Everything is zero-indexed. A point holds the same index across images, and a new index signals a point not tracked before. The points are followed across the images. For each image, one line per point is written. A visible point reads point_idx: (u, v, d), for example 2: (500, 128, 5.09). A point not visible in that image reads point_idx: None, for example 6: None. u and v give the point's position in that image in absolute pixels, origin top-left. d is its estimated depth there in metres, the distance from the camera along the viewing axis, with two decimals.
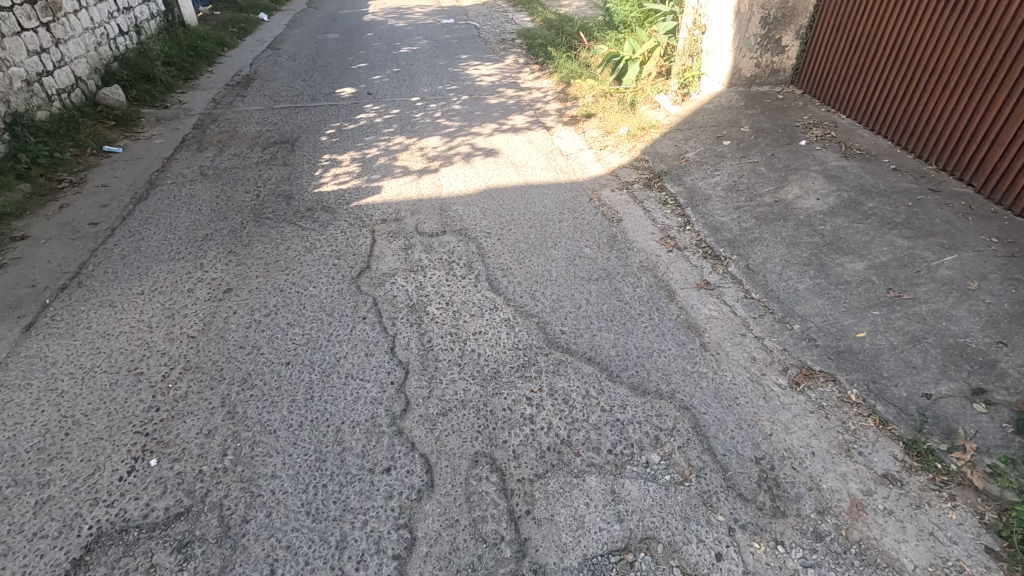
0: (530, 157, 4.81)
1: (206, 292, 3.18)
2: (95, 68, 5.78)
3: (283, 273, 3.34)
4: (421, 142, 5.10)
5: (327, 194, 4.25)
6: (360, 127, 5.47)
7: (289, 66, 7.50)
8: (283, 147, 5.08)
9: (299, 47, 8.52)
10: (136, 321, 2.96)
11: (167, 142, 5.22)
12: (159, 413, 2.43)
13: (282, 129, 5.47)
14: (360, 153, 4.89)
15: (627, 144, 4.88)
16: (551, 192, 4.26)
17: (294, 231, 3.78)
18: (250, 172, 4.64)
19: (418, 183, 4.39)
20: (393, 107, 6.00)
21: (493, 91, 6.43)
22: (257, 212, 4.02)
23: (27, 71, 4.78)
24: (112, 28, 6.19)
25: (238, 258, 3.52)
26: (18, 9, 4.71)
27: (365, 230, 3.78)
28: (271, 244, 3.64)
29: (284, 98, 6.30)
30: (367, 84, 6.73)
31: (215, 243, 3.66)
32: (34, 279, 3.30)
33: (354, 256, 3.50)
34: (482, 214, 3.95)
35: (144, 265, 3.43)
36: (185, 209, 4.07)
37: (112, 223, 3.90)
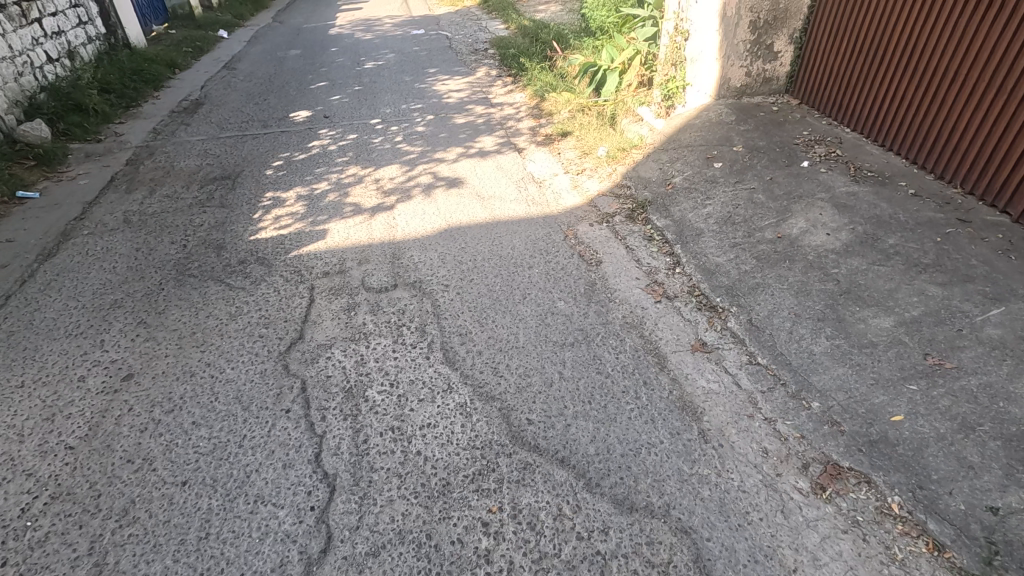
0: (498, 186, 4.28)
1: (100, 382, 2.63)
2: (16, 101, 5.20)
3: (198, 351, 2.79)
4: (377, 173, 4.57)
5: (264, 241, 3.71)
6: (311, 157, 4.93)
7: (243, 87, 6.94)
8: (223, 184, 4.53)
9: (257, 64, 7.97)
10: (7, 428, 2.41)
11: (93, 183, 4.65)
12: (4, 568, 1.87)
13: (224, 162, 4.91)
14: (308, 189, 4.35)
15: (607, 167, 4.37)
16: (520, 229, 3.73)
17: (219, 293, 3.22)
18: (180, 216, 4.08)
19: (369, 224, 3.85)
20: (351, 131, 5.47)
21: (461, 109, 5.90)
22: (180, 268, 3.47)
23: None
24: (38, 55, 5.63)
25: (148, 329, 2.96)
26: None
27: (303, 287, 3.24)
28: (190, 310, 3.09)
29: (232, 125, 5.74)
30: (326, 105, 6.19)
31: (124, 311, 3.11)
32: None
33: (285, 323, 2.96)
34: (441, 260, 3.42)
35: (32, 346, 2.87)
36: (96, 268, 3.51)
37: (7, 290, 3.34)
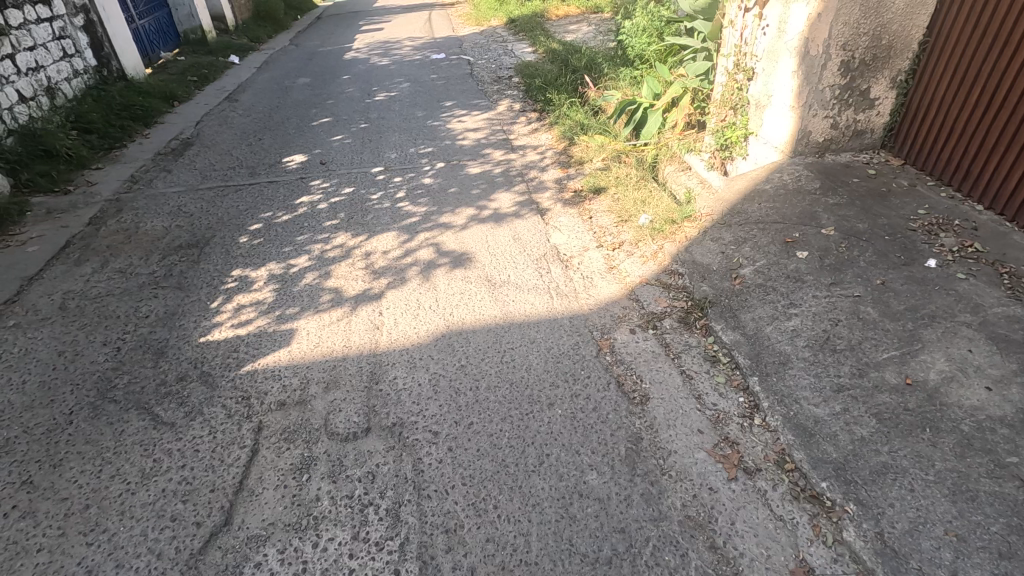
0: (514, 267, 3.44)
1: None
2: None
3: (82, 544, 2.02)
4: (370, 243, 3.79)
5: (215, 346, 2.94)
6: (296, 218, 4.18)
7: (240, 123, 6.30)
8: (187, 255, 3.80)
9: (261, 96, 7.34)
10: None
11: (42, 249, 3.98)
12: None
13: (196, 223, 4.20)
14: (284, 266, 3.59)
15: (651, 243, 3.49)
16: (539, 334, 2.87)
17: (137, 433, 2.45)
18: (125, 301, 3.35)
19: (348, 323, 3.05)
20: (347, 182, 4.71)
21: (477, 154, 5.10)
22: (102, 386, 2.73)
23: None
24: (6, 96, 5.10)
25: (31, 497, 2.21)
26: None
27: (248, 427, 2.45)
28: (93, 464, 2.32)
29: (216, 172, 5.06)
30: (325, 147, 5.48)
31: (11, 460, 2.37)
32: None
33: (210, 496, 2.16)
34: (431, 386, 2.59)
35: None
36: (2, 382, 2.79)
37: None
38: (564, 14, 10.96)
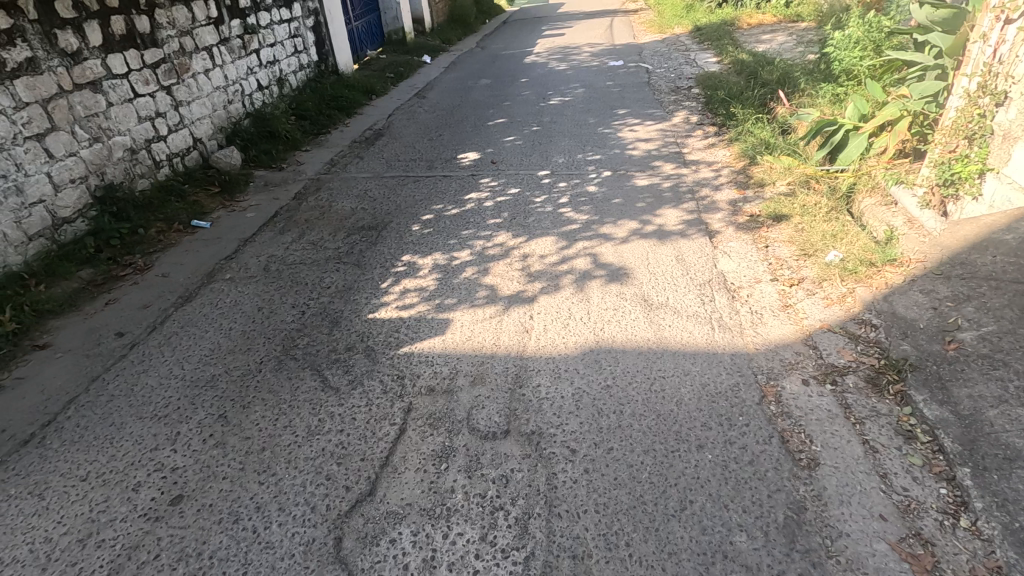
0: (673, 289, 3.24)
1: (148, 500, 2.27)
2: (221, 128, 5.59)
3: (256, 480, 2.30)
4: (529, 246, 3.84)
5: (380, 324, 3.18)
6: (464, 212, 4.39)
7: (425, 119, 6.81)
8: (367, 236, 4.19)
9: (445, 94, 7.87)
10: (43, 541, 2.15)
11: (257, 216, 4.65)
12: None
13: (377, 208, 4.62)
14: (447, 258, 3.79)
15: (839, 285, 3.06)
16: (694, 366, 2.67)
17: (309, 392, 2.74)
18: (314, 271, 3.78)
19: (500, 322, 3.11)
20: (513, 183, 4.83)
21: (645, 166, 4.93)
22: (287, 343, 3.10)
23: (134, 139, 4.57)
24: (249, 84, 6.06)
25: (223, 429, 2.57)
26: (133, 74, 4.54)
27: (399, 406, 2.61)
28: (273, 411, 2.64)
29: (400, 163, 5.52)
30: (497, 146, 5.70)
31: (213, 394, 2.79)
32: (5, 422, 2.73)
33: (359, 464, 2.33)
34: (573, 401, 2.54)
35: (118, 423, 2.68)
36: (215, 327, 3.31)
37: (137, 336, 3.30)
38: (758, 23, 10.21)
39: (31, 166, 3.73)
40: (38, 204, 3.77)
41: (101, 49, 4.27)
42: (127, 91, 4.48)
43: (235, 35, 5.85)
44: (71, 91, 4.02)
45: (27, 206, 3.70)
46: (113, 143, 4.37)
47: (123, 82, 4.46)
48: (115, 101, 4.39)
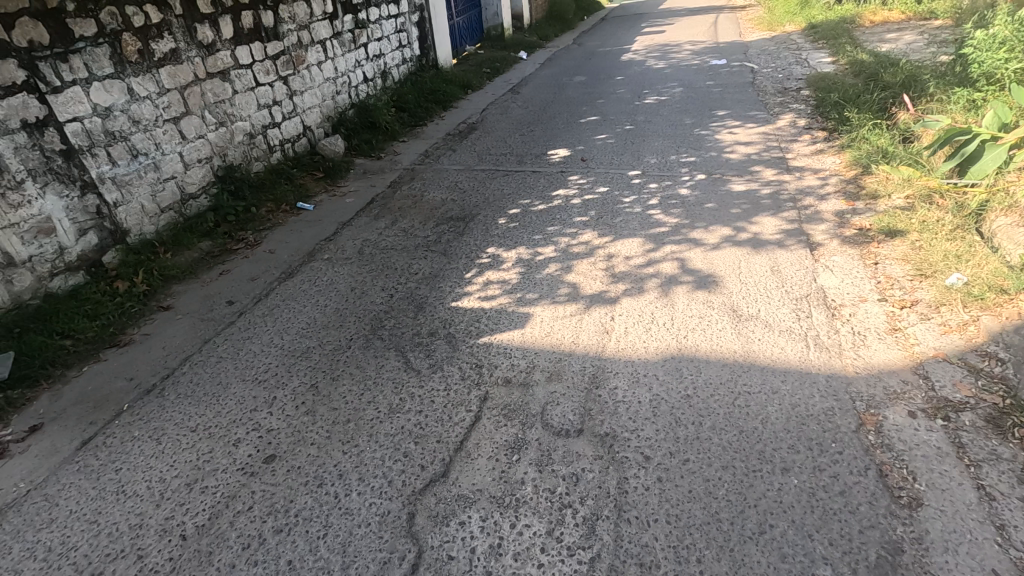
0: (766, 302, 3.07)
1: (246, 455, 2.48)
2: (328, 117, 5.95)
3: (340, 450, 2.45)
4: (614, 246, 3.78)
5: (463, 313, 3.27)
6: (550, 209, 4.39)
7: (517, 114, 6.88)
8: (455, 227, 4.30)
9: (539, 90, 7.90)
10: (158, 481, 2.41)
11: (355, 202, 4.92)
12: None
13: (466, 200, 4.73)
14: (532, 253, 3.82)
15: (960, 311, 2.77)
16: (785, 384, 2.52)
17: (393, 371, 2.87)
18: (404, 257, 3.95)
19: (580, 321, 3.10)
20: (603, 182, 4.78)
21: (744, 170, 4.70)
22: (375, 323, 3.26)
23: (254, 124, 4.97)
24: (356, 76, 6.40)
25: (313, 398, 2.76)
26: (256, 65, 4.94)
27: (476, 393, 2.67)
28: (359, 387, 2.79)
29: (491, 156, 5.61)
30: (588, 144, 5.65)
31: (307, 365, 2.99)
32: (133, 372, 3.09)
33: (435, 445, 2.42)
34: (651, 407, 2.48)
35: (224, 383, 2.94)
36: (312, 303, 3.55)
37: (245, 305, 3.61)
38: (882, 21, 9.39)
39: (167, 146, 4.16)
40: (170, 180, 4.21)
41: (231, 41, 4.67)
42: (250, 80, 4.88)
43: (347, 29, 6.20)
44: (204, 79, 4.44)
45: (162, 181, 4.14)
46: (236, 128, 4.78)
47: (248, 72, 4.86)
48: (239, 89, 4.79)
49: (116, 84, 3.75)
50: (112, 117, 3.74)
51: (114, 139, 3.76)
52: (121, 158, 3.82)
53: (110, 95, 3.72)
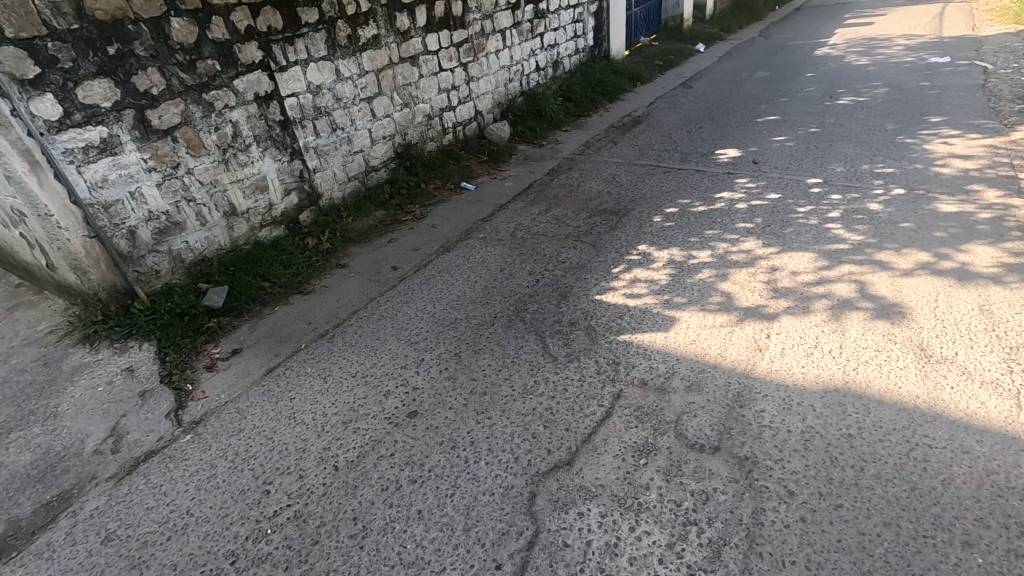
0: (967, 345, 2.60)
1: (393, 407, 2.73)
2: (498, 103, 6.21)
3: (474, 419, 2.59)
4: (779, 259, 3.46)
5: (605, 307, 3.24)
6: (711, 212, 4.14)
7: (687, 109, 6.56)
8: (608, 220, 4.26)
9: (714, 85, 7.45)
10: (321, 414, 2.76)
11: (513, 186, 5.10)
12: (228, 567, 2.07)
13: (622, 194, 4.65)
14: (685, 255, 3.65)
15: None
16: (980, 446, 2.12)
17: (531, 354, 2.95)
18: (554, 244, 4.01)
19: (730, 333, 2.90)
20: (775, 187, 4.38)
21: (958, 188, 4.00)
22: (519, 305, 3.37)
23: (432, 107, 5.36)
24: (529, 64, 6.58)
25: (456, 366, 2.94)
26: (441, 52, 5.30)
27: (610, 390, 2.64)
28: (497, 363, 2.91)
29: (653, 152, 5.44)
30: (763, 145, 5.21)
31: (454, 334, 3.20)
32: (312, 317, 3.55)
33: (563, 432, 2.44)
34: (802, 439, 2.25)
35: (382, 339, 3.26)
36: (464, 277, 3.77)
37: (406, 272, 3.94)
38: None
39: (360, 122, 4.66)
40: (359, 153, 4.72)
41: (424, 28, 5.06)
42: (435, 65, 5.25)
43: (527, 19, 6.37)
44: (397, 63, 4.87)
45: (352, 153, 4.66)
46: (417, 109, 5.20)
47: (433, 58, 5.24)
48: (425, 73, 5.19)
49: (327, 65, 4.27)
50: (321, 94, 4.28)
51: (320, 113, 4.31)
52: (323, 131, 4.36)
53: (322, 75, 4.25)
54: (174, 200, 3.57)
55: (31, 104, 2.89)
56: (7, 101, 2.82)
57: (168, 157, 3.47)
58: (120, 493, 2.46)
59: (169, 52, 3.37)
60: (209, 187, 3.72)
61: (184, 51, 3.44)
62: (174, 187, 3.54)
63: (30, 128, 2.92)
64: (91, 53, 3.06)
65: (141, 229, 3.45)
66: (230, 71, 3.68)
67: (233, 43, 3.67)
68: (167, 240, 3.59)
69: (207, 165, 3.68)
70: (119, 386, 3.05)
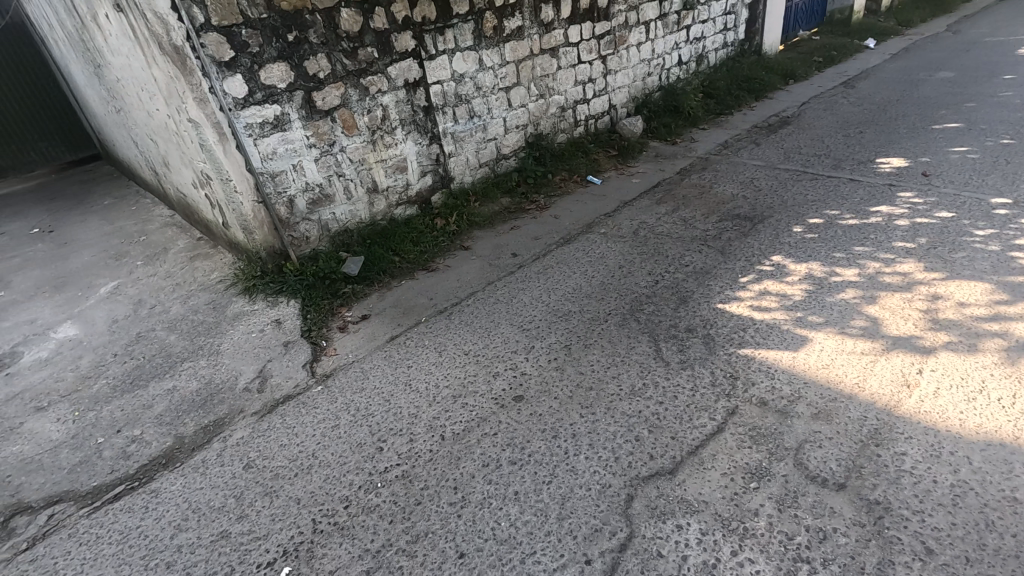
0: None
1: (500, 388, 2.82)
2: (634, 97, 6.06)
3: (577, 412, 2.59)
4: (944, 286, 3.03)
5: (728, 317, 3.06)
6: (863, 226, 3.73)
7: (845, 112, 5.93)
8: (740, 226, 4.00)
9: (882, 86, 6.64)
10: (434, 385, 2.92)
11: (640, 183, 4.97)
12: (341, 510, 2.28)
13: (760, 199, 4.34)
14: (826, 271, 3.33)
15: None
16: None
17: (642, 355, 2.88)
18: (678, 246, 3.86)
19: (872, 362, 2.60)
20: (947, 205, 3.83)
21: None
22: (635, 305, 3.30)
23: (567, 99, 5.37)
24: (671, 58, 6.33)
25: (564, 357, 2.96)
26: (582, 44, 5.28)
27: (724, 404, 2.49)
28: (607, 360, 2.88)
29: (800, 156, 5.00)
30: (937, 156, 4.57)
31: (565, 326, 3.21)
32: (434, 294, 3.76)
33: (668, 440, 2.36)
34: (951, 494, 1.96)
35: (496, 321, 3.36)
36: (581, 271, 3.76)
37: (525, 260, 4.02)
38: None
39: (496, 111, 4.80)
40: (492, 141, 4.87)
41: (567, 20, 5.06)
42: (574, 57, 5.25)
43: (674, 10, 6.12)
44: (537, 54, 4.94)
45: (485, 141, 4.82)
46: (552, 101, 5.24)
47: (574, 50, 5.24)
48: (563, 65, 5.20)
49: (472, 55, 4.45)
50: (463, 83, 4.47)
51: (460, 101, 4.50)
52: (461, 118, 4.56)
53: (466, 64, 4.44)
54: (327, 175, 3.94)
55: (225, 83, 3.35)
56: (207, 80, 3.30)
57: (326, 135, 3.84)
58: (261, 428, 2.80)
59: (336, 39, 3.71)
60: (357, 165, 4.07)
61: (349, 39, 3.77)
62: (328, 163, 3.92)
63: (222, 104, 3.39)
64: (275, 39, 3.46)
65: (299, 198, 3.87)
66: (386, 58, 3.97)
67: (391, 32, 3.94)
68: (318, 211, 3.99)
69: (357, 145, 4.02)
70: (268, 335, 3.47)
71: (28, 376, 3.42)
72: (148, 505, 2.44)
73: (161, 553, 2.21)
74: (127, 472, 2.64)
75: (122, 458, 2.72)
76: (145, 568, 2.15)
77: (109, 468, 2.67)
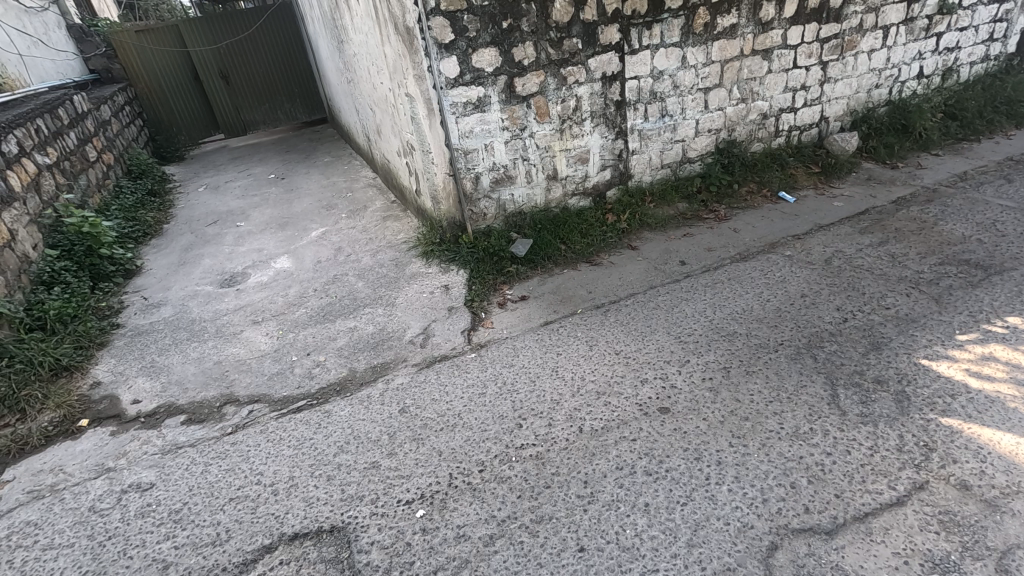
0: None
1: (646, 396, 2.73)
2: (852, 111, 5.36)
3: (727, 439, 2.41)
4: None
5: (932, 376, 2.60)
6: None
7: None
8: (968, 274, 3.36)
9: None
10: (579, 377, 2.93)
11: (843, 208, 4.41)
12: (476, 472, 2.41)
13: (1001, 246, 3.60)
14: None
15: None
16: None
17: (814, 397, 2.57)
18: (880, 285, 3.36)
19: None
20: None
21: None
22: (813, 340, 2.96)
23: (772, 105, 4.93)
24: (909, 70, 5.46)
25: (721, 380, 2.76)
26: (802, 47, 4.79)
27: (909, 475, 2.14)
28: (769, 392, 2.64)
29: None
30: None
31: (728, 347, 3.00)
32: (594, 287, 3.75)
33: (831, 497, 2.09)
34: None
35: (652, 327, 3.26)
36: (755, 292, 3.47)
37: (694, 270, 3.82)
38: None
39: (690, 112, 4.60)
40: (679, 143, 4.68)
41: (790, 20, 4.62)
42: (789, 61, 4.79)
43: (925, 14, 5.26)
44: (747, 55, 4.59)
45: (672, 142, 4.65)
46: (754, 106, 4.86)
47: (790, 53, 4.77)
48: (774, 68, 4.78)
49: (675, 52, 4.29)
50: (661, 80, 4.35)
51: (654, 98, 4.39)
52: (652, 116, 4.45)
53: (668, 61, 4.30)
54: (514, 157, 4.12)
55: (441, 63, 3.65)
56: (428, 59, 3.63)
57: (519, 120, 4.01)
58: (419, 378, 3.07)
59: (545, 29, 3.83)
60: (543, 151, 4.19)
61: (557, 30, 3.86)
62: (517, 146, 4.09)
63: (435, 82, 3.71)
64: (490, 25, 3.68)
65: (485, 176, 4.10)
66: (588, 50, 4.00)
67: (598, 25, 3.95)
68: (500, 190, 4.20)
69: (546, 132, 4.14)
70: (436, 297, 3.77)
71: (252, 294, 4.14)
72: (322, 422, 2.83)
73: (325, 466, 2.54)
74: (310, 391, 3.08)
75: (308, 377, 3.18)
76: (311, 474, 2.50)
77: (298, 383, 3.14)
